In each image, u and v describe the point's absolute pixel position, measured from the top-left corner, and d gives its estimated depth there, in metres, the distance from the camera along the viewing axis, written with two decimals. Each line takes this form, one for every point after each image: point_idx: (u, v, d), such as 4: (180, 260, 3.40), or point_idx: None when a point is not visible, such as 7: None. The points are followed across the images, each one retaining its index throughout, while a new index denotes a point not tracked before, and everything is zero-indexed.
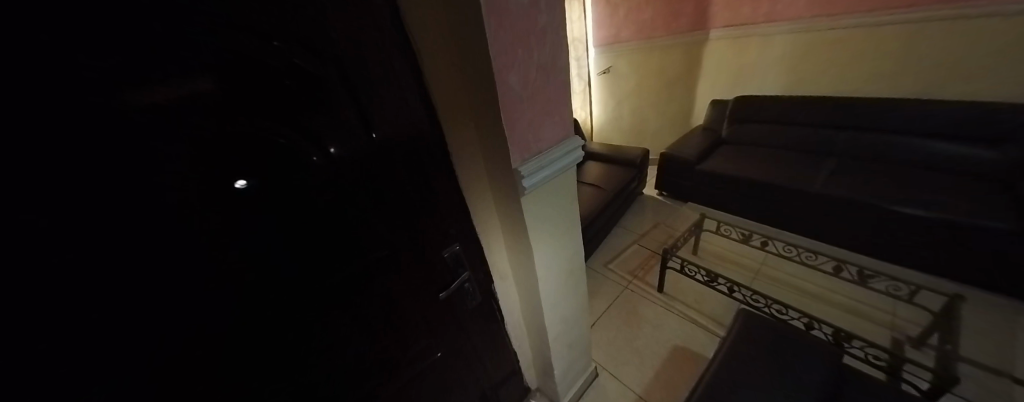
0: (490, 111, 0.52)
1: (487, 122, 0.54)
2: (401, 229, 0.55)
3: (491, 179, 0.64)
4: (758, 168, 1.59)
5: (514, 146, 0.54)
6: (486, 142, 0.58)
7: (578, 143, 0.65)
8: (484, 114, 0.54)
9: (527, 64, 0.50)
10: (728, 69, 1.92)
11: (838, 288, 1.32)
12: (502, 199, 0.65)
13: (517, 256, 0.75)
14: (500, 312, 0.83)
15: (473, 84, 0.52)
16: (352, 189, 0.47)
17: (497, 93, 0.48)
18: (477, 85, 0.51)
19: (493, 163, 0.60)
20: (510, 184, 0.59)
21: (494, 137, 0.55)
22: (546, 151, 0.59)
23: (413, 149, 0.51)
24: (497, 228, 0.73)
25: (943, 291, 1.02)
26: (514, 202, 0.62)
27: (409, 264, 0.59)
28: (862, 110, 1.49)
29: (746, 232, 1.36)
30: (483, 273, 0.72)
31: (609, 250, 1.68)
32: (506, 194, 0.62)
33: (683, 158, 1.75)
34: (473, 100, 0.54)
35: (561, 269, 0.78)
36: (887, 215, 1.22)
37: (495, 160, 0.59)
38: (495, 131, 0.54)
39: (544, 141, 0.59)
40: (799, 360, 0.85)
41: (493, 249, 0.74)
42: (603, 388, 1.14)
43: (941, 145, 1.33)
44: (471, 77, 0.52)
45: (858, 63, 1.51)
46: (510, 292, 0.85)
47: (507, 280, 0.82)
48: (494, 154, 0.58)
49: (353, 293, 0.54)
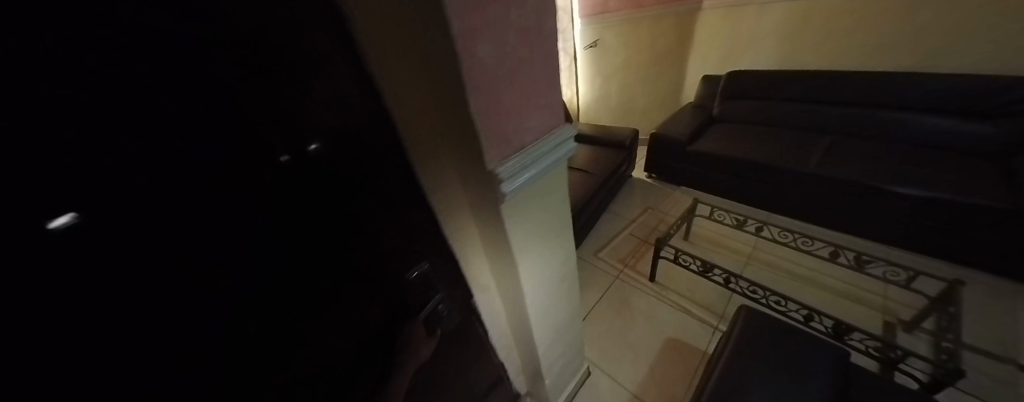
0: (455, 103, 0.38)
1: (453, 117, 0.41)
2: (375, 269, 0.39)
3: (465, 182, 0.51)
4: (752, 148, 1.51)
5: (491, 142, 0.42)
6: (457, 143, 0.44)
7: (570, 131, 0.53)
8: (450, 108, 0.40)
9: (503, 29, 0.37)
10: (722, 42, 1.81)
11: (830, 271, 1.28)
12: (479, 204, 0.53)
13: (500, 266, 0.64)
14: (483, 327, 0.73)
15: (431, 67, 0.38)
16: (296, 211, 0.29)
17: (465, 71, 0.35)
18: (437, 67, 0.37)
19: (466, 165, 0.47)
20: (491, 192, 0.47)
21: (467, 135, 0.41)
22: (532, 145, 0.48)
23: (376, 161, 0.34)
24: (476, 237, 0.61)
25: (941, 277, 1.00)
26: (495, 208, 0.50)
27: (388, 310, 0.43)
28: (861, 84, 1.42)
29: (741, 218, 1.29)
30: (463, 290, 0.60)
31: (598, 238, 1.60)
32: (486, 201, 0.50)
33: (673, 140, 1.66)
34: (432, 89, 0.40)
35: (550, 275, 0.70)
36: (883, 196, 1.17)
37: (469, 163, 0.46)
38: (466, 127, 0.40)
39: (529, 134, 0.47)
40: (808, 360, 0.79)
41: (471, 263, 0.63)
42: (596, 387, 1.08)
43: (940, 120, 1.28)
44: (427, 59, 0.37)
45: (854, 35, 1.44)
46: (495, 302, 0.75)
47: (490, 292, 0.72)
48: (470, 156, 0.44)
49: (325, 373, 0.37)
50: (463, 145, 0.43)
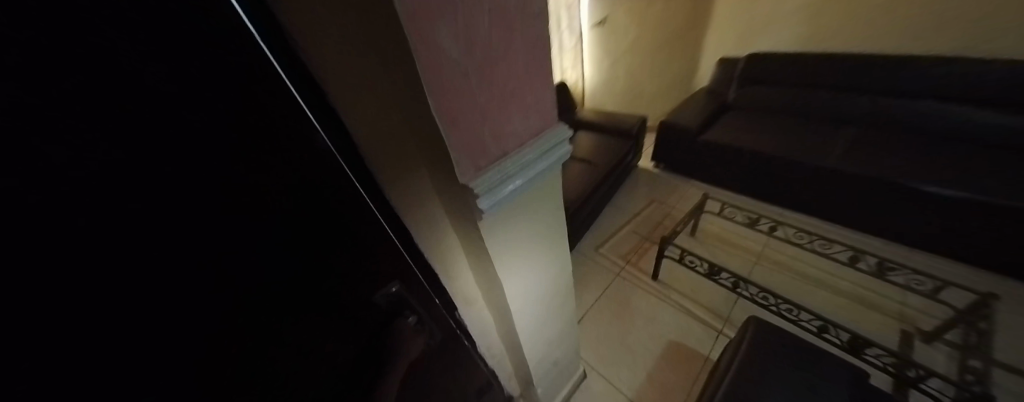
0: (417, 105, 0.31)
1: (416, 120, 0.33)
2: (349, 281, 0.33)
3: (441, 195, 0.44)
4: (768, 139, 1.40)
5: (463, 153, 0.35)
6: (425, 149, 0.37)
7: (565, 133, 0.45)
8: (411, 109, 0.33)
9: (476, 13, 0.28)
10: (743, 20, 1.71)
11: (846, 274, 1.13)
12: (457, 219, 0.46)
13: (485, 279, 0.58)
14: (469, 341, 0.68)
15: (387, 61, 0.30)
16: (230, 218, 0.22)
17: (423, 71, 0.27)
18: (392, 60, 0.29)
19: (437, 176, 0.40)
20: (467, 206, 0.40)
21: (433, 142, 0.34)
22: (516, 152, 0.40)
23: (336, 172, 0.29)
24: (459, 251, 0.54)
25: (972, 288, 0.92)
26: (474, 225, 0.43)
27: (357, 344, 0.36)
28: (896, 71, 1.30)
29: (753, 216, 1.20)
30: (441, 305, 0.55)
31: (599, 232, 1.52)
32: (463, 216, 0.43)
33: (683, 128, 1.54)
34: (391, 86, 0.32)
35: (541, 287, 0.65)
36: (908, 195, 1.08)
37: (439, 173, 0.39)
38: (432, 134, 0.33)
39: (512, 137, 0.39)
40: (822, 381, 0.73)
41: (454, 281, 0.56)
42: (591, 391, 1.04)
43: (978, 112, 1.16)
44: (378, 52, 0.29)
45: (892, 13, 1.33)
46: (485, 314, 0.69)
47: (478, 304, 0.66)
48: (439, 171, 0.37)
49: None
50: (433, 154, 0.37)
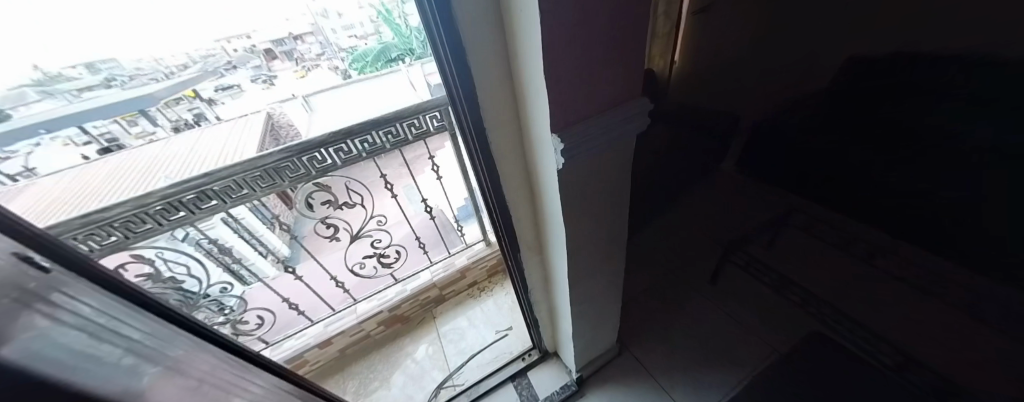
0: (532, 68, 0.42)
1: (522, 77, 0.47)
2: None
3: (527, 150, 0.58)
4: (940, 120, 0.54)
5: (556, 116, 0.45)
6: (529, 103, 0.49)
7: (646, 108, 0.51)
8: (526, 71, 0.45)
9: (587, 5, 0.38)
10: None
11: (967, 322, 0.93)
12: (534, 171, 0.59)
13: (546, 227, 0.70)
14: (521, 276, 0.84)
15: (516, 33, 0.42)
16: None
17: (542, 47, 0.38)
18: (521, 33, 0.41)
19: (530, 127, 0.52)
20: (549, 156, 0.51)
21: (535, 97, 0.46)
22: (596, 119, 0.48)
23: (480, 66, 0.47)
24: (528, 199, 0.68)
25: None
26: (549, 174, 0.54)
27: None
28: None
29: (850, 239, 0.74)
30: (502, 229, 0.71)
31: None
32: (542, 164, 0.55)
33: (809, 93, 0.66)
34: (516, 53, 0.45)
35: (598, 249, 0.72)
36: None
37: (525, 120, 0.53)
38: (529, 87, 0.46)
39: (596, 105, 0.48)
40: None
41: (522, 218, 0.71)
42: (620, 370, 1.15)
43: None
44: (514, 25, 0.42)
45: None
46: (544, 260, 0.82)
47: (535, 250, 0.79)
48: (512, 115, 0.54)
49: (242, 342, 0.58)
50: (534, 108, 0.48)
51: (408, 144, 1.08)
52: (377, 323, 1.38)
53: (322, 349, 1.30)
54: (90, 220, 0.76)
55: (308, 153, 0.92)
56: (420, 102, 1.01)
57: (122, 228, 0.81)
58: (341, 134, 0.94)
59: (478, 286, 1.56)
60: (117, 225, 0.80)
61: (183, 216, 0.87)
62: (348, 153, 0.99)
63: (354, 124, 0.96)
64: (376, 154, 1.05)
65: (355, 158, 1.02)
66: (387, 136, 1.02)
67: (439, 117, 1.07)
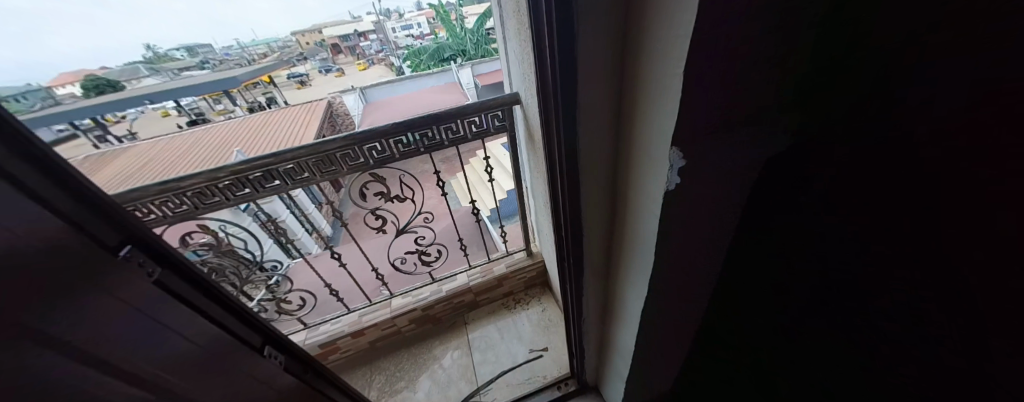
0: (667, 62, 0.34)
1: (644, 70, 0.38)
2: None
3: (618, 156, 0.51)
4: None
5: (685, 130, 0.36)
6: (647, 104, 0.40)
7: None
8: (654, 64, 0.36)
9: None
10: None
11: None
12: (625, 180, 0.51)
13: (628, 252, 0.60)
14: (578, 298, 0.75)
15: (653, 13, 0.34)
16: None
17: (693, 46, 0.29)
18: (661, 16, 0.33)
19: (638, 132, 0.44)
20: (660, 172, 0.42)
21: (659, 97, 0.37)
22: None
23: (587, 54, 0.40)
24: (602, 212, 0.60)
25: None
26: (653, 192, 0.45)
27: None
28: None
29: None
30: (572, 245, 0.63)
31: None
32: (645, 178, 0.46)
33: None
34: (646, 42, 0.37)
35: None
36: None
37: (634, 125, 0.44)
38: (653, 83, 0.37)
39: None
40: None
41: (596, 234, 0.63)
42: None
43: None
44: (652, 5, 0.34)
45: None
46: (613, 285, 0.73)
47: (597, 270, 0.71)
48: (611, 114, 0.47)
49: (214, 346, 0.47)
50: (654, 111, 0.39)
51: (467, 142, 1.03)
52: (409, 320, 1.33)
53: (353, 339, 1.28)
54: (167, 187, 0.79)
55: (367, 143, 0.90)
56: (483, 99, 0.95)
57: (193, 198, 0.84)
58: (405, 126, 0.91)
59: (515, 297, 1.48)
60: (189, 194, 0.83)
61: (247, 193, 0.88)
62: (406, 146, 0.96)
63: (418, 117, 0.92)
64: (434, 149, 1.01)
65: (412, 152, 0.98)
66: (447, 132, 0.98)
67: (501, 116, 1.01)
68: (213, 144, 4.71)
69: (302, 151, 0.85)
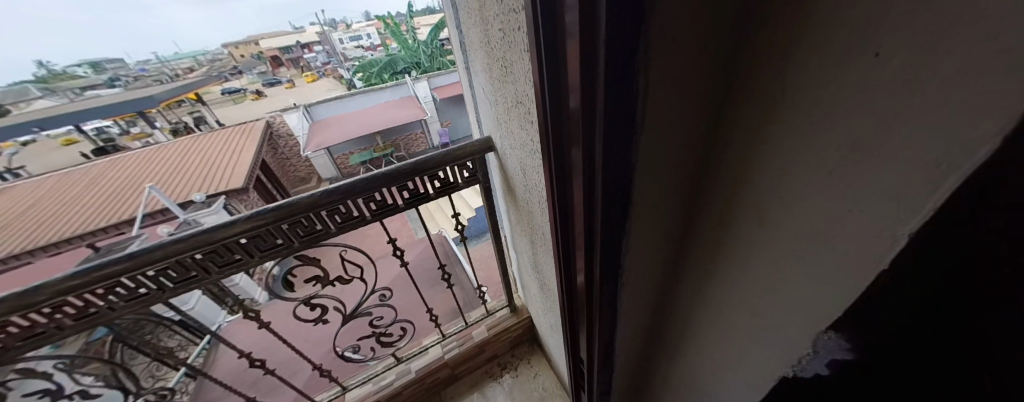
0: (868, 156, 0.17)
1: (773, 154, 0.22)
2: None
3: (679, 253, 0.37)
4: None
5: (897, 307, 0.19)
6: (771, 206, 0.24)
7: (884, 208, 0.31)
8: (811, 154, 0.20)
9: None
10: None
11: None
12: (692, 287, 0.37)
13: (685, 363, 0.44)
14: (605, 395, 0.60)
15: (821, 75, 0.18)
16: None
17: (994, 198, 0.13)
18: (857, 82, 0.16)
19: (736, 234, 0.28)
20: (796, 312, 0.26)
21: (814, 210, 0.21)
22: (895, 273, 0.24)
23: (647, 135, 0.26)
24: (640, 312, 0.46)
25: None
26: (771, 325, 0.29)
27: None
28: None
29: None
30: (602, 348, 0.47)
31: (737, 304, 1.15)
32: (745, 298, 0.30)
33: None
34: (785, 109, 0.20)
35: None
36: None
37: (730, 221, 0.28)
38: (794, 183, 0.22)
39: None
40: None
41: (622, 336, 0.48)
42: None
43: None
44: (821, 53, 0.17)
45: None
46: (653, 386, 0.56)
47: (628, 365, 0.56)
48: (665, 206, 0.33)
49: None
50: (793, 221, 0.23)
51: (428, 201, 0.81)
52: None
53: None
54: None
55: (289, 221, 0.65)
56: (450, 147, 0.77)
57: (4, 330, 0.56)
58: (340, 192, 0.67)
59: (499, 360, 1.22)
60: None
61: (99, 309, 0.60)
62: (347, 218, 0.72)
63: (358, 179, 0.69)
64: (386, 215, 0.78)
65: (356, 223, 0.75)
66: (402, 191, 0.77)
67: (468, 166, 0.82)
68: (119, 179, 3.95)
69: (186, 242, 0.59)
